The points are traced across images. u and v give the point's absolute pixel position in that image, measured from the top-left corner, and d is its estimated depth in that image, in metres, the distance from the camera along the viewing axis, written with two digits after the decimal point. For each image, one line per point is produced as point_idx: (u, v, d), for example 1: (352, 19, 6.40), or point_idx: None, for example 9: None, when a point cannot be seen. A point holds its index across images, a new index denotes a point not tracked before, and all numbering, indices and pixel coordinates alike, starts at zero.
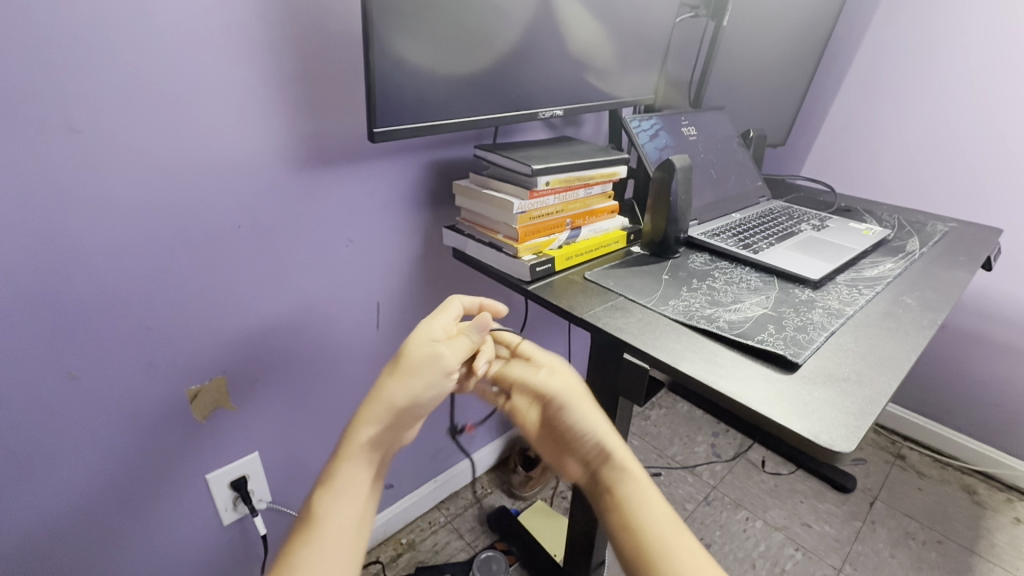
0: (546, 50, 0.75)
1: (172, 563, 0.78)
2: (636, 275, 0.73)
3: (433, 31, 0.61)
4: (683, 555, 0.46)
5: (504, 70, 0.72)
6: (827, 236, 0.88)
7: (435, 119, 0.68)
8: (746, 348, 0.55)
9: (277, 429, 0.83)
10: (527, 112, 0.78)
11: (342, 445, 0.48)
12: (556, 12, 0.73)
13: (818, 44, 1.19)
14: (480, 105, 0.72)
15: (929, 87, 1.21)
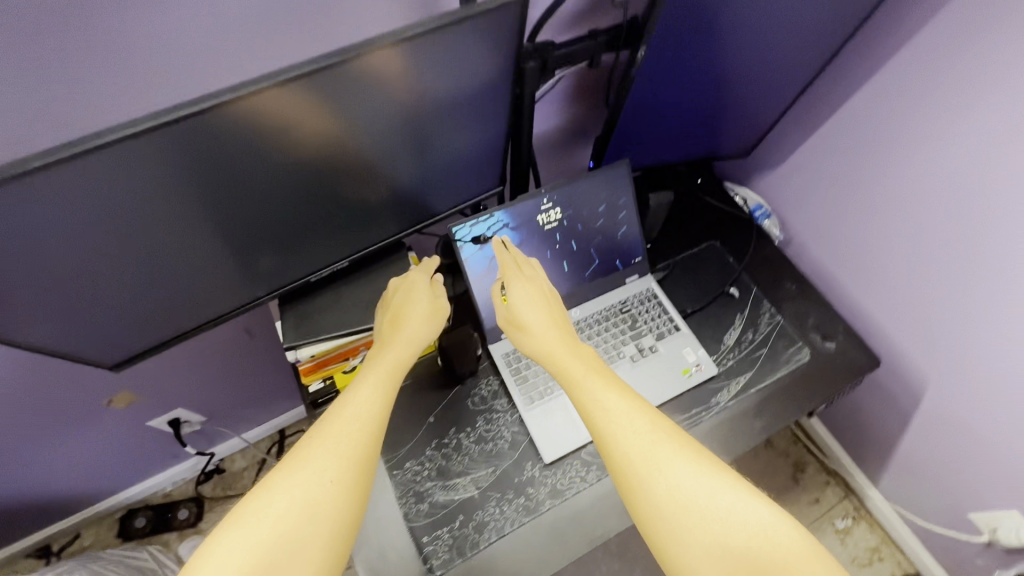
0: (320, 215, 0.68)
1: (146, 450, 1.22)
2: (407, 411, 0.84)
3: (138, 297, 0.64)
4: (647, 454, 0.61)
5: (240, 268, 0.69)
6: (641, 369, 0.87)
7: (175, 334, 0.72)
8: (415, 546, 0.74)
9: (195, 395, 1.14)
10: (298, 278, 0.74)
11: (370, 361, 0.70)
12: (319, 186, 0.64)
13: (811, 49, 0.83)
14: (225, 296, 0.71)
15: (984, 179, 0.88)
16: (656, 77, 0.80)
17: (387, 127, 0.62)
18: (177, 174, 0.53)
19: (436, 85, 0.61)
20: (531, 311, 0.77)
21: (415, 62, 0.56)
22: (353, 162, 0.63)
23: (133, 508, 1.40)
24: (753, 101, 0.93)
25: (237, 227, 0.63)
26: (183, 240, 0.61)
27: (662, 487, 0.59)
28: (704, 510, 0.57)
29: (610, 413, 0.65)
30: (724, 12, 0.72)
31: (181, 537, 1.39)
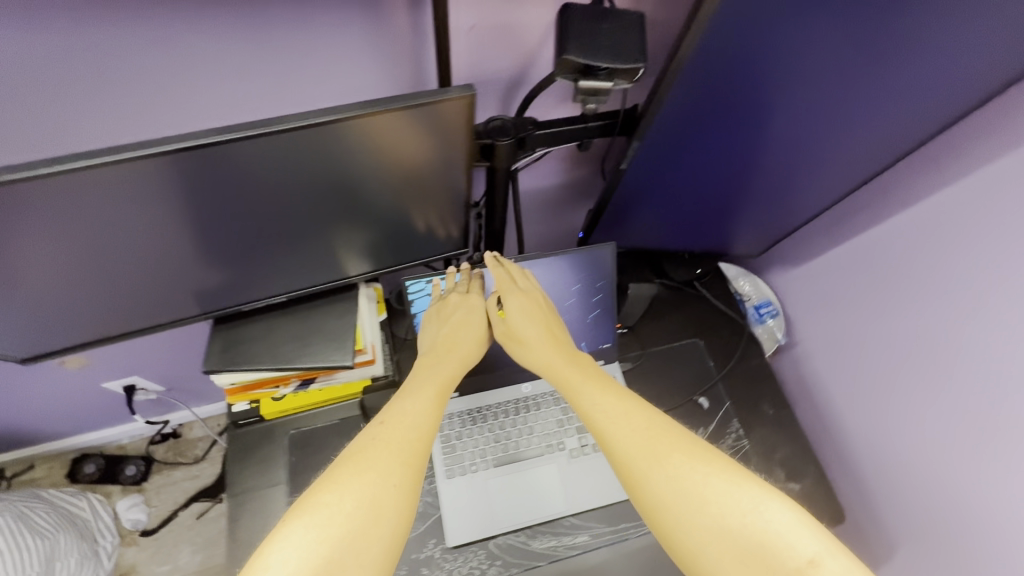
0: (256, 249, 0.67)
1: (101, 407, 1.24)
2: (324, 452, 0.81)
3: (75, 297, 0.64)
4: (660, 453, 0.58)
5: (166, 288, 0.68)
6: (577, 467, 0.81)
7: (115, 331, 0.72)
8: None
9: (152, 367, 1.14)
10: (228, 308, 0.73)
11: (418, 370, 0.70)
12: (253, 221, 0.62)
13: (841, 167, 0.76)
14: (151, 311, 0.70)
15: (993, 347, 0.77)
16: (657, 168, 0.75)
17: (330, 179, 0.60)
18: (144, 198, 0.54)
19: (383, 150, 0.58)
20: (524, 327, 0.74)
21: (422, 126, 0.56)
22: (291, 203, 0.62)
23: (86, 453, 1.44)
24: (767, 205, 0.86)
25: (196, 248, 0.63)
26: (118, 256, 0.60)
27: (672, 488, 0.56)
28: (704, 496, 0.55)
29: (606, 415, 0.63)
30: (738, 115, 0.66)
31: (123, 492, 1.42)
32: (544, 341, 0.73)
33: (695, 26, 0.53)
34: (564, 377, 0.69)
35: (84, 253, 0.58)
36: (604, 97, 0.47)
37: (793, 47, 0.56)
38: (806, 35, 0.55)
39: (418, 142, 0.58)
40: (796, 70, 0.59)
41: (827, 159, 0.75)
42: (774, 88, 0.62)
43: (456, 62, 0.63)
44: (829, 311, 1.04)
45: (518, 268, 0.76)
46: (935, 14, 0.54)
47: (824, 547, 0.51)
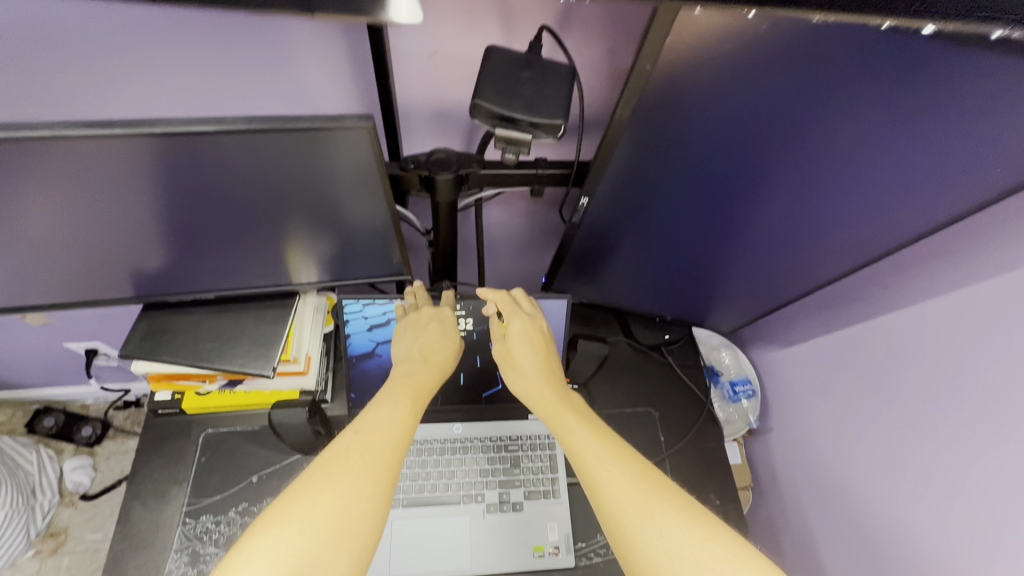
0: (193, 246, 0.65)
1: (64, 365, 1.25)
2: (236, 458, 0.78)
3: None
4: (647, 502, 0.53)
5: (92, 270, 0.66)
6: (493, 523, 0.76)
7: (37, 304, 0.70)
8: None
9: (114, 336, 1.15)
10: (159, 298, 0.71)
11: (396, 377, 0.66)
12: (189, 217, 0.61)
13: (831, 254, 0.70)
14: (81, 289, 0.69)
15: (964, 482, 0.68)
16: (620, 223, 0.71)
17: (283, 181, 0.58)
18: (68, 182, 0.53)
19: (334, 160, 0.56)
20: (520, 352, 0.71)
21: (370, 153, 0.55)
22: (235, 204, 0.60)
23: (48, 406, 1.45)
24: (744, 279, 0.81)
25: (125, 238, 0.62)
26: (42, 231, 0.58)
27: (661, 547, 0.50)
28: (690, 557, 0.49)
29: (595, 455, 0.59)
30: (703, 180, 0.62)
31: (75, 451, 1.42)
32: (541, 369, 0.70)
33: (633, 81, 0.50)
34: (556, 409, 0.65)
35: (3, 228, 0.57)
36: (525, 147, 0.44)
37: (751, 114, 0.52)
38: (765, 103, 0.51)
39: (376, 164, 0.57)
40: (760, 139, 0.55)
41: (811, 238, 0.69)
42: (738, 154, 0.57)
43: (419, 89, 0.62)
44: (802, 401, 0.97)
45: (523, 292, 0.74)
46: (917, 106, 0.49)
47: None
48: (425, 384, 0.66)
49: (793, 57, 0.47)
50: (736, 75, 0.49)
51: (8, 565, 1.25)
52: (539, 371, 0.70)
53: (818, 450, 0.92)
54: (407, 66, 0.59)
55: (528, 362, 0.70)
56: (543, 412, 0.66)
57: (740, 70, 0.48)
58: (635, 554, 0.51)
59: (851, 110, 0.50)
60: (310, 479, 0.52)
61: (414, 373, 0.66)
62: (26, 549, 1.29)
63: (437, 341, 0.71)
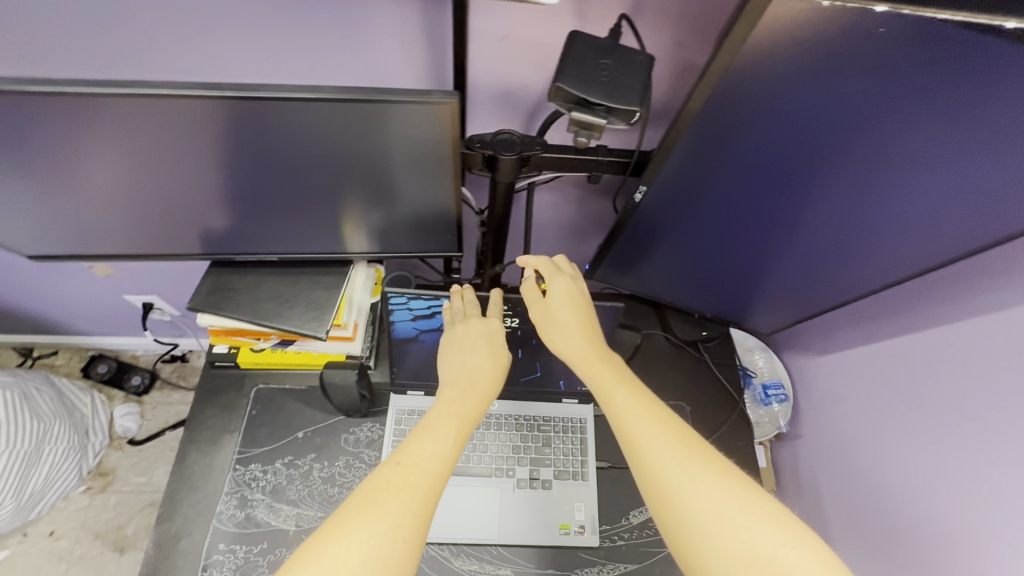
0: (261, 209, 0.69)
1: (121, 315, 1.33)
2: (284, 413, 0.83)
3: (86, 216, 0.67)
4: (687, 465, 0.55)
5: (169, 225, 0.71)
6: (521, 498, 0.79)
7: (114, 253, 0.75)
8: (211, 546, 0.73)
9: (169, 292, 1.21)
10: (225, 256, 0.76)
11: (439, 405, 0.67)
12: (259, 180, 0.64)
13: (879, 262, 0.69)
14: (156, 242, 0.74)
15: (996, 501, 0.67)
16: (670, 216, 0.72)
17: (350, 153, 0.60)
18: (158, 139, 0.57)
19: (401, 135, 0.58)
20: (557, 316, 0.72)
21: (433, 127, 0.57)
22: (303, 171, 0.63)
23: (103, 354, 1.54)
24: (789, 282, 0.80)
25: (200, 196, 0.66)
26: (130, 185, 0.63)
27: (697, 506, 0.52)
28: (727, 517, 0.51)
29: (635, 418, 0.60)
30: (762, 177, 0.62)
31: (124, 398, 1.51)
32: (582, 331, 0.71)
33: (708, 74, 0.50)
34: (597, 371, 0.67)
35: (96, 177, 0.61)
36: (597, 132, 0.46)
37: (818, 113, 0.52)
38: (835, 102, 0.51)
39: (441, 142, 0.59)
40: (824, 138, 0.55)
41: (863, 246, 0.68)
42: (800, 153, 0.57)
43: (485, 70, 0.63)
44: (836, 409, 0.96)
45: (564, 257, 0.76)
46: (995, 116, 0.48)
47: None
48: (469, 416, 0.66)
49: (867, 58, 0.46)
50: (809, 73, 0.48)
51: (61, 496, 1.35)
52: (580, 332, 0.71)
53: (847, 459, 0.91)
54: (476, 46, 0.61)
55: (569, 323, 0.71)
56: (587, 373, 0.68)
57: (813, 68, 0.48)
58: (672, 515, 0.53)
59: (917, 114, 0.49)
60: (352, 516, 0.53)
61: (459, 402, 0.67)
62: (78, 484, 1.39)
63: (482, 366, 0.71)
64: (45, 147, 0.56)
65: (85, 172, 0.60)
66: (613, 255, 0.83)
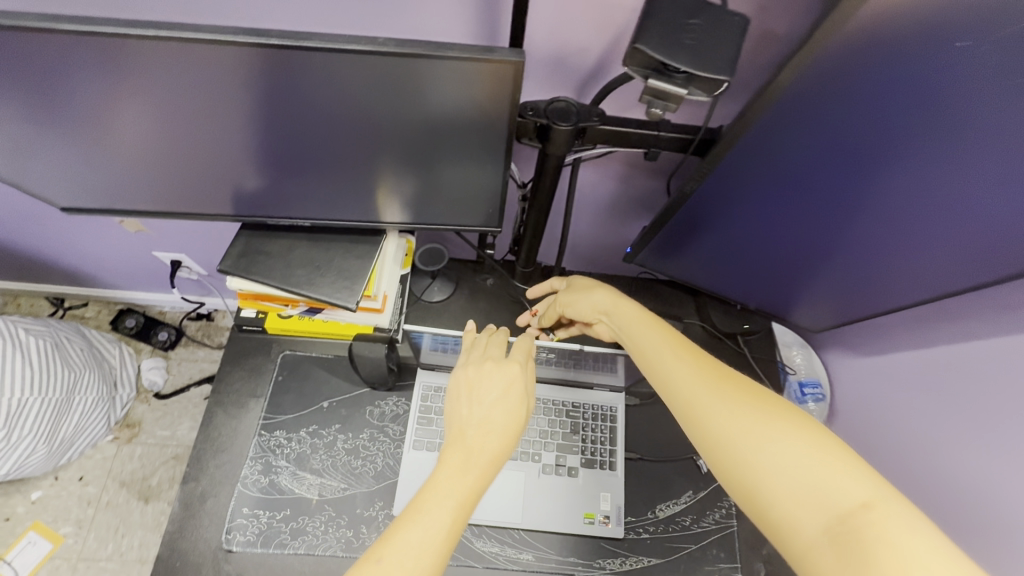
0: (295, 171, 0.65)
1: (150, 271, 1.34)
2: (310, 382, 0.81)
3: (118, 169, 0.65)
4: (716, 395, 0.60)
5: (201, 184, 0.68)
6: (546, 483, 0.77)
7: (146, 211, 0.73)
8: (234, 509, 0.73)
9: (197, 251, 1.21)
10: (256, 219, 0.73)
11: (436, 475, 0.56)
12: (294, 140, 0.61)
13: (938, 267, 0.62)
14: (187, 200, 0.71)
15: None
16: (721, 200, 0.66)
17: (393, 115, 0.56)
18: (194, 91, 0.54)
19: (450, 98, 0.54)
20: (581, 288, 0.78)
21: (480, 88, 0.53)
22: (341, 132, 0.59)
23: (132, 308, 1.56)
24: (838, 281, 0.74)
25: (235, 155, 0.63)
26: (162, 138, 0.60)
27: (727, 428, 0.57)
28: (757, 433, 0.55)
29: (663, 362, 0.65)
30: (828, 161, 0.56)
31: (151, 353, 1.54)
32: (603, 295, 0.76)
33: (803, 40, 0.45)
34: (625, 324, 0.72)
35: (131, 131, 0.59)
36: (672, 104, 0.41)
37: (907, 88, 0.47)
38: (927, 76, 0.45)
39: (492, 107, 0.55)
40: (907, 117, 0.49)
41: (924, 250, 0.61)
42: (875, 136, 0.51)
43: (541, 31, 0.58)
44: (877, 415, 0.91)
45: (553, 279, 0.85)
46: None
47: (877, 492, 0.49)
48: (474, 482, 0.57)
49: (989, 23, 0.40)
50: (911, 37, 0.43)
51: (90, 444, 1.39)
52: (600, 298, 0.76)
53: (883, 467, 0.87)
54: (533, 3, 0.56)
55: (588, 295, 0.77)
56: (621, 322, 0.72)
57: (926, 30, 0.42)
58: (710, 443, 0.58)
59: None
60: None
61: (459, 473, 0.56)
62: (105, 433, 1.42)
63: (493, 425, 0.61)
64: (81, 93, 0.54)
65: (120, 123, 0.58)
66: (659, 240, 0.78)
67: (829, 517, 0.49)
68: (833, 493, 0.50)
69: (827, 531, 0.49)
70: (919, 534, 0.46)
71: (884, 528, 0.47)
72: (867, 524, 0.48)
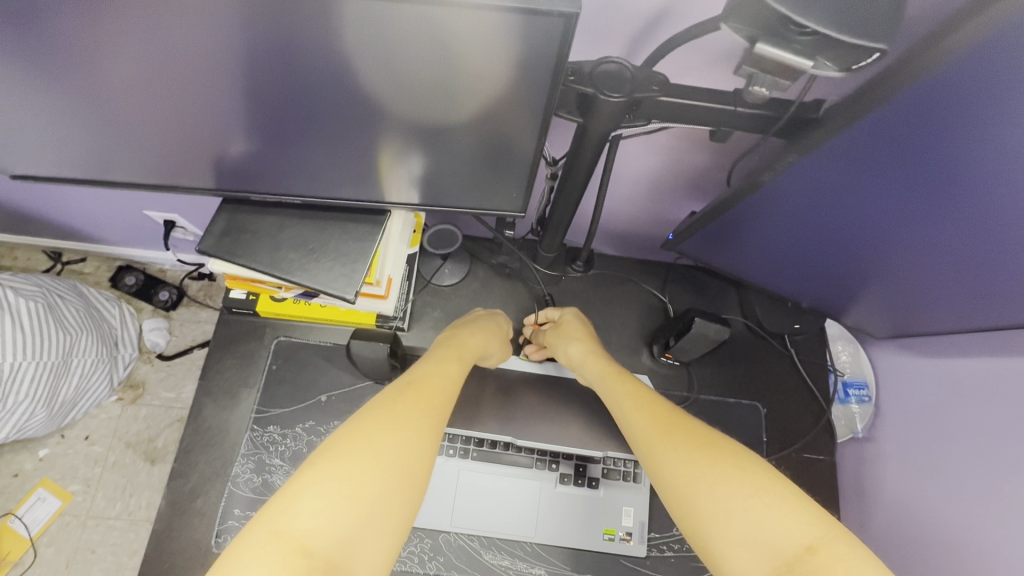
0: (282, 139, 0.55)
1: (143, 230, 1.25)
2: (306, 373, 0.74)
3: (72, 134, 0.55)
4: (673, 447, 0.58)
5: (172, 153, 0.58)
6: (563, 495, 0.70)
7: (115, 181, 0.64)
8: (224, 510, 0.67)
9: (190, 212, 1.11)
10: (240, 193, 0.63)
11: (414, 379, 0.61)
12: (277, 103, 0.49)
13: None
14: (159, 171, 0.61)
15: None
16: (780, 194, 0.55)
17: (395, 79, 0.45)
18: (147, 42, 0.43)
19: (469, 58, 0.42)
20: (574, 334, 0.74)
21: (510, 39, 0.40)
22: (332, 96, 0.48)
23: (131, 265, 1.49)
24: (903, 297, 0.63)
25: (207, 120, 0.52)
26: (116, 99, 0.50)
27: (674, 474, 0.55)
28: (705, 477, 0.53)
29: (628, 416, 0.64)
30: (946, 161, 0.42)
31: (153, 313, 1.48)
32: (584, 340, 0.73)
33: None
34: (596, 374, 0.70)
35: (79, 89, 0.48)
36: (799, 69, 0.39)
37: (1006, 95, 0.35)
38: (1015, 88, 0.35)
39: (523, 70, 0.43)
40: (996, 134, 0.38)
41: (1000, 283, 0.50)
42: (943, 153, 0.42)
43: None
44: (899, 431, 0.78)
45: (554, 309, 0.79)
46: None
47: (823, 532, 0.47)
48: (415, 466, 0.52)
49: None
50: None
51: (94, 405, 1.37)
52: (582, 343, 0.73)
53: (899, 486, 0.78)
54: None
55: (570, 337, 0.73)
56: (591, 374, 0.70)
57: None
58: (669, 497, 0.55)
59: None
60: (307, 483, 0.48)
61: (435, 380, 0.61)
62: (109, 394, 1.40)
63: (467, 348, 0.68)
64: (9, 44, 0.43)
65: (64, 81, 0.47)
66: (711, 228, 0.67)
67: (775, 561, 0.47)
68: (776, 537, 0.48)
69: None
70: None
71: (829, 572, 0.44)
72: (812, 568, 0.45)
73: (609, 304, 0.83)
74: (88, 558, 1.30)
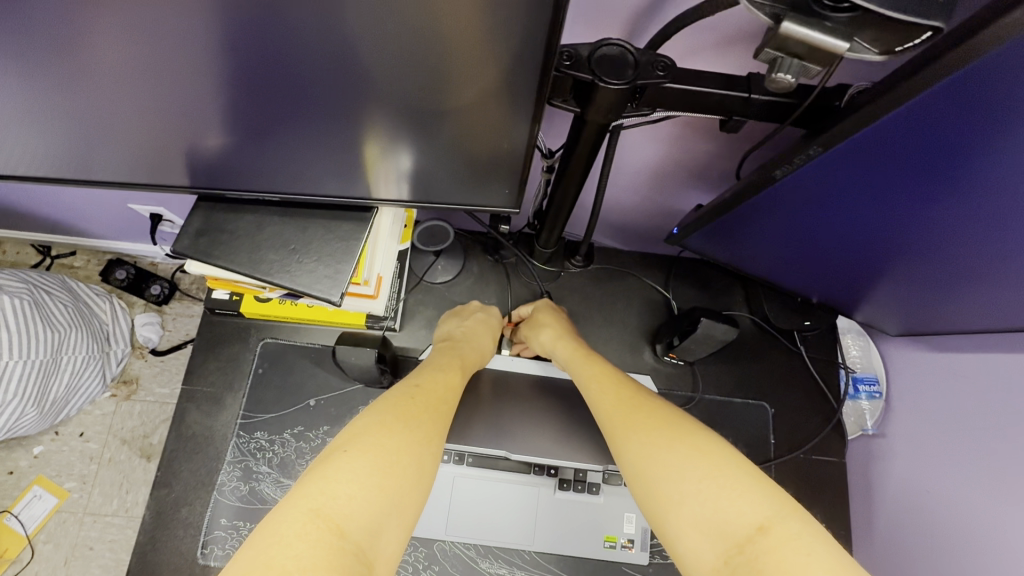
0: (256, 133, 0.50)
1: (130, 223, 1.21)
2: (294, 376, 0.71)
3: (31, 132, 0.51)
4: (641, 427, 0.54)
5: (140, 150, 0.54)
6: (562, 502, 0.67)
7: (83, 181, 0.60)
8: (211, 520, 0.65)
9: (176, 205, 1.07)
10: (217, 191, 0.59)
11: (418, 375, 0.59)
12: (246, 93, 0.45)
13: None
14: (128, 168, 0.57)
15: None
16: (791, 187, 0.51)
17: (372, 62, 0.41)
18: (96, 28, 0.39)
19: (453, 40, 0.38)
20: (546, 322, 0.71)
21: (497, 18, 0.36)
22: (304, 84, 0.44)
23: (121, 259, 1.46)
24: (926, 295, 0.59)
25: (171, 115, 0.48)
26: (71, 94, 0.45)
27: (631, 459, 0.53)
28: (667, 455, 0.51)
29: (596, 397, 0.61)
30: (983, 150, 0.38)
31: (145, 307, 1.45)
32: (555, 326, 0.71)
33: None
34: (565, 357, 0.67)
35: (28, 83, 0.44)
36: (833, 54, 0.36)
37: None
38: None
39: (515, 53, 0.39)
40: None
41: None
42: (938, 127, 0.38)
43: None
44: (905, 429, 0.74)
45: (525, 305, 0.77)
46: None
47: (774, 509, 0.45)
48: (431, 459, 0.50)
49: None
50: None
51: (88, 401, 1.35)
52: (552, 329, 0.70)
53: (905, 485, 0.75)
54: None
55: (543, 327, 0.71)
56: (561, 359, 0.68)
57: None
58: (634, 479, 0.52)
59: None
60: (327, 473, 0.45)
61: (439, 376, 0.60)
62: (102, 391, 1.37)
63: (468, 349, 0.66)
64: None
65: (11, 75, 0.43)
66: (718, 223, 0.63)
67: (727, 544, 0.44)
68: (728, 519, 0.45)
69: (725, 561, 0.44)
70: (817, 561, 0.41)
71: (781, 556, 0.42)
72: (763, 549, 0.43)
73: (610, 300, 0.79)
74: (87, 554, 1.29)
